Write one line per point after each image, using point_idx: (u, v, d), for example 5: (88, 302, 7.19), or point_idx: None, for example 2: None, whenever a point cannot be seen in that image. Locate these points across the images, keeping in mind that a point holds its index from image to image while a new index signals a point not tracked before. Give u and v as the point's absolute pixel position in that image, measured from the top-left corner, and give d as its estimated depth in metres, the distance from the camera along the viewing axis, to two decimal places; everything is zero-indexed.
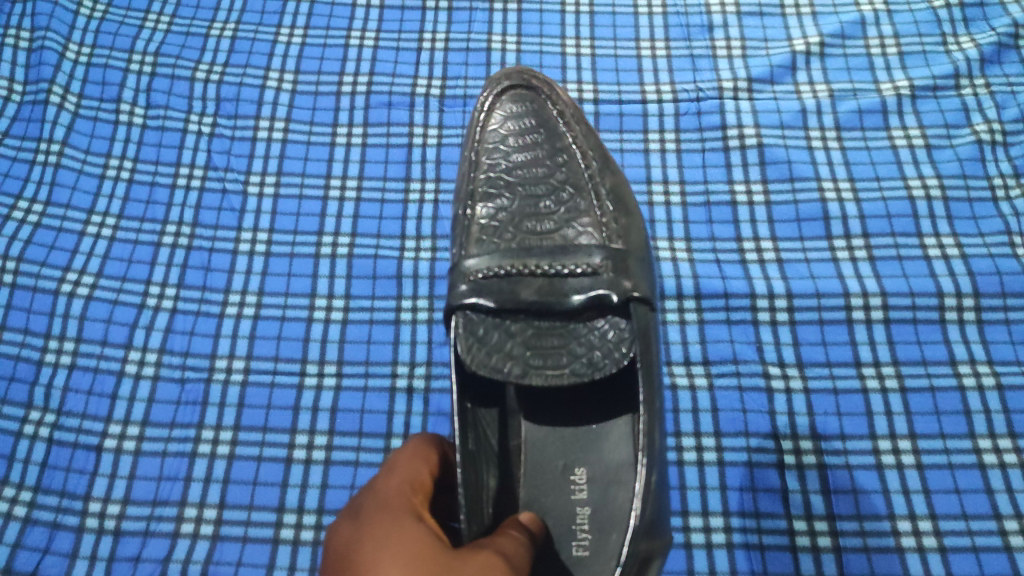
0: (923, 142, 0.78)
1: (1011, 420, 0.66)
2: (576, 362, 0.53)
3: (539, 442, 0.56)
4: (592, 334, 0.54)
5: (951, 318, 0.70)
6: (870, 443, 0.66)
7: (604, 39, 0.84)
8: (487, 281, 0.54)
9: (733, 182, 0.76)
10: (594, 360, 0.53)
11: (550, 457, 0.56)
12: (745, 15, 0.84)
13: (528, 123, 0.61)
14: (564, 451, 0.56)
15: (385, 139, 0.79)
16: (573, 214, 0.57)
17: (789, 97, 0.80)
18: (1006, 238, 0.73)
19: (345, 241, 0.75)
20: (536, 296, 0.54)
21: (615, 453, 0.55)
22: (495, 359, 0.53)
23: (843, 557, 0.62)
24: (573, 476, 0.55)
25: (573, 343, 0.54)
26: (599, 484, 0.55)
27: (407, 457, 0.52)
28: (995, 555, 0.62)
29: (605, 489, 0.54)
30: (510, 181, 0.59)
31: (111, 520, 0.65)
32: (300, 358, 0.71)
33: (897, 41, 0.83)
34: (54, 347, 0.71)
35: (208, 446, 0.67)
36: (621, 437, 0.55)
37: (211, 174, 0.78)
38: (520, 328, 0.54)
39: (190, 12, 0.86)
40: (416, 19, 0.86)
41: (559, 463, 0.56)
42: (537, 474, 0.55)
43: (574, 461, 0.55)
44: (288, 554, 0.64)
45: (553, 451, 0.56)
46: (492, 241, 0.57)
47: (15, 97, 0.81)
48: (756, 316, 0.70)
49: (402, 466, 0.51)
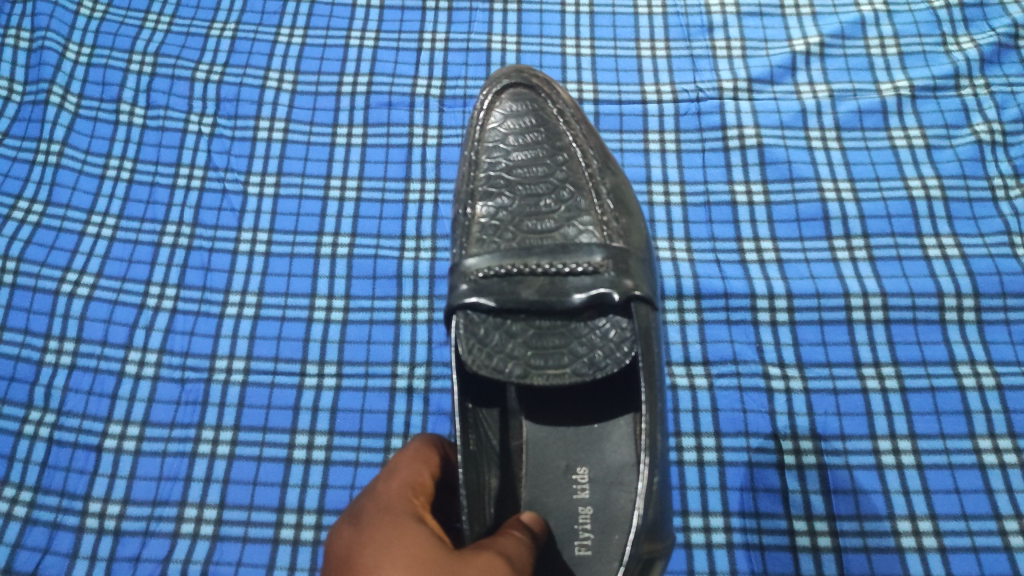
0: (923, 142, 0.78)
1: (1011, 420, 0.66)
2: (577, 362, 0.53)
3: (540, 442, 0.56)
4: (594, 333, 0.54)
5: (951, 318, 0.70)
6: (870, 443, 0.66)
7: (604, 39, 0.84)
8: (487, 281, 0.54)
9: (733, 182, 0.76)
10: (595, 360, 0.53)
11: (552, 457, 0.56)
12: (745, 15, 0.84)
13: (528, 122, 0.61)
14: (566, 451, 0.56)
15: (385, 139, 0.79)
16: (573, 213, 0.57)
17: (789, 97, 0.80)
18: (1006, 238, 0.73)
19: (345, 241, 0.75)
20: (536, 296, 0.54)
21: (617, 453, 0.55)
22: (496, 360, 0.53)
23: (843, 557, 0.62)
24: (575, 476, 0.55)
25: (573, 342, 0.54)
26: (601, 484, 0.54)
27: (408, 458, 0.52)
28: (996, 556, 0.62)
29: (607, 489, 0.54)
30: (510, 180, 0.59)
31: (111, 520, 0.65)
32: (300, 358, 0.71)
33: (897, 41, 0.83)
34: (54, 348, 0.71)
35: (208, 446, 0.67)
36: (623, 437, 0.55)
37: (212, 174, 0.78)
38: (521, 328, 0.54)
39: (190, 12, 0.86)
40: (416, 19, 0.85)
41: (560, 464, 0.55)
42: (539, 474, 0.55)
43: (576, 461, 0.55)
44: (288, 554, 0.64)
45: (555, 450, 0.56)
46: (492, 240, 0.57)
47: (15, 97, 0.81)
48: (756, 316, 0.70)
49: (403, 468, 0.51)
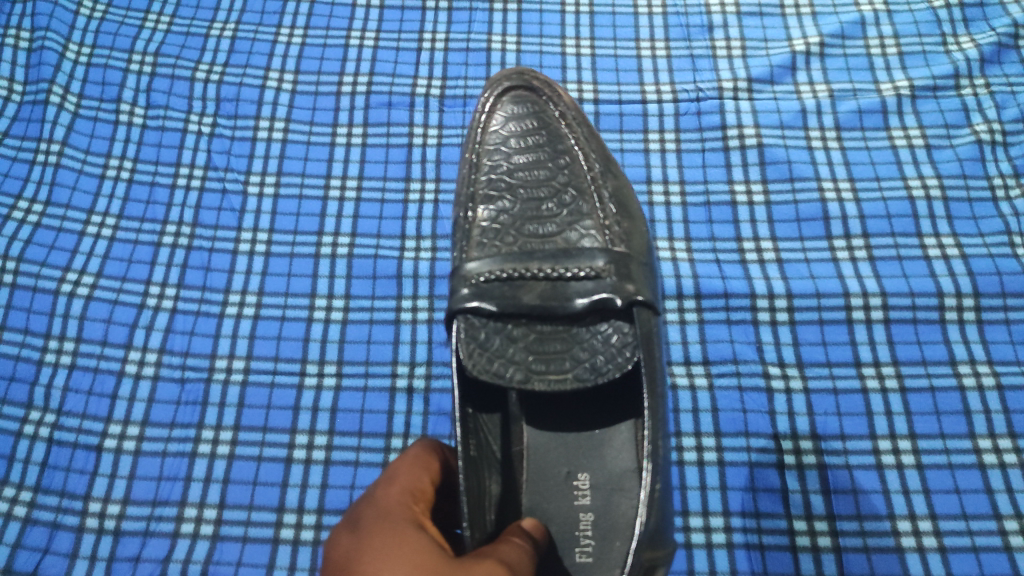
0: (923, 142, 0.78)
1: (1012, 420, 0.66)
2: (579, 367, 0.53)
3: (541, 447, 0.56)
4: (596, 338, 0.54)
5: (951, 318, 0.70)
6: (870, 443, 0.66)
7: (604, 39, 0.84)
8: (487, 285, 0.54)
9: (733, 182, 0.76)
10: (598, 365, 0.53)
11: (553, 462, 0.56)
12: (745, 15, 0.84)
13: (530, 124, 0.61)
14: (567, 457, 0.56)
15: (385, 139, 0.79)
16: (575, 217, 0.57)
17: (789, 97, 0.80)
18: (1006, 238, 0.73)
19: (345, 241, 0.75)
20: (538, 301, 0.54)
21: (618, 459, 0.55)
22: (497, 364, 0.53)
23: (843, 557, 0.62)
24: (576, 482, 0.55)
25: (575, 347, 0.54)
26: (602, 490, 0.54)
27: (408, 464, 0.51)
28: (995, 556, 0.62)
29: (608, 495, 0.54)
30: (511, 183, 0.58)
31: (111, 520, 0.65)
32: (300, 358, 0.71)
33: (897, 41, 0.83)
34: (54, 348, 0.71)
35: (208, 446, 0.67)
36: (624, 443, 0.55)
37: (212, 174, 0.78)
38: (522, 333, 0.54)
39: (190, 13, 0.86)
40: (416, 19, 0.85)
41: (562, 470, 0.55)
42: (540, 479, 0.55)
43: (578, 467, 0.55)
44: (288, 555, 0.64)
45: (556, 456, 0.56)
46: (493, 244, 0.57)
47: (15, 97, 0.80)
48: (756, 316, 0.70)
49: (402, 474, 0.51)
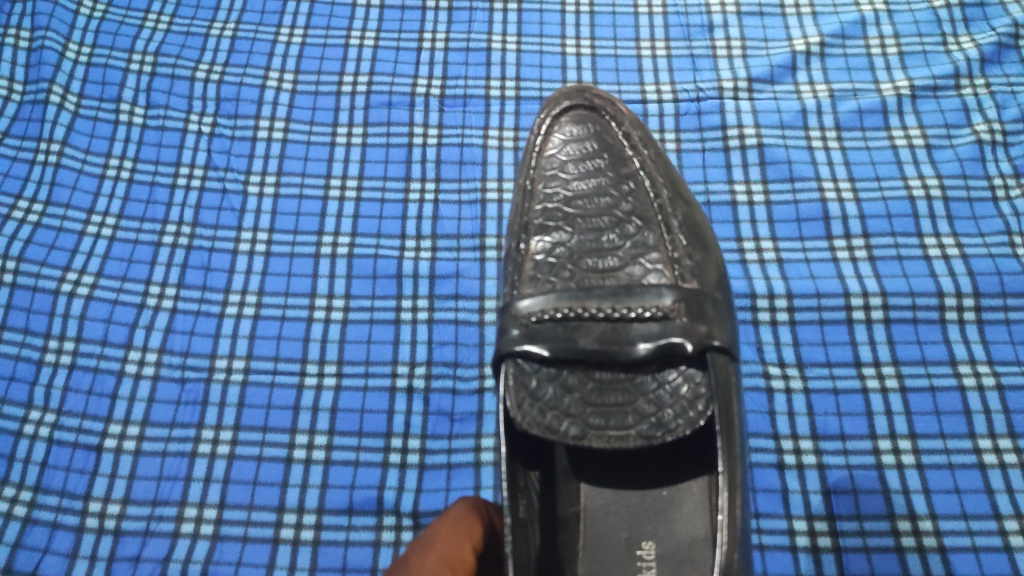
0: (923, 142, 0.74)
1: (1011, 420, 0.63)
2: (643, 422, 0.48)
3: (600, 510, 0.52)
4: (663, 389, 0.49)
5: (951, 318, 0.66)
6: (870, 443, 0.62)
7: (604, 39, 0.80)
8: (540, 326, 0.50)
9: (733, 182, 0.72)
10: (664, 420, 0.48)
11: (612, 528, 0.52)
12: (745, 15, 0.80)
13: (589, 148, 0.56)
14: (628, 522, 0.52)
15: (385, 138, 0.75)
16: (640, 249, 0.52)
17: (789, 97, 0.76)
18: (1006, 238, 0.69)
19: (345, 241, 0.71)
20: (596, 344, 0.49)
21: (688, 527, 0.51)
22: (549, 418, 0.48)
23: (843, 557, 0.59)
24: (640, 551, 0.51)
25: (639, 400, 0.49)
26: (668, 562, 0.51)
27: (449, 530, 0.50)
28: (995, 556, 0.59)
29: (677, 567, 0.50)
30: (569, 214, 0.54)
31: (111, 520, 0.61)
32: (300, 358, 0.67)
33: (898, 41, 0.78)
34: (54, 347, 0.67)
35: (208, 446, 0.64)
36: (695, 508, 0.51)
37: (212, 174, 0.74)
38: (578, 381, 0.50)
39: (190, 12, 0.82)
40: (416, 18, 0.81)
41: (622, 534, 0.51)
42: (599, 548, 0.52)
43: (641, 534, 0.51)
44: (288, 554, 0.61)
45: (617, 521, 0.52)
46: (548, 279, 0.53)
47: (15, 97, 0.77)
48: (756, 316, 0.67)
49: (441, 541, 0.49)
